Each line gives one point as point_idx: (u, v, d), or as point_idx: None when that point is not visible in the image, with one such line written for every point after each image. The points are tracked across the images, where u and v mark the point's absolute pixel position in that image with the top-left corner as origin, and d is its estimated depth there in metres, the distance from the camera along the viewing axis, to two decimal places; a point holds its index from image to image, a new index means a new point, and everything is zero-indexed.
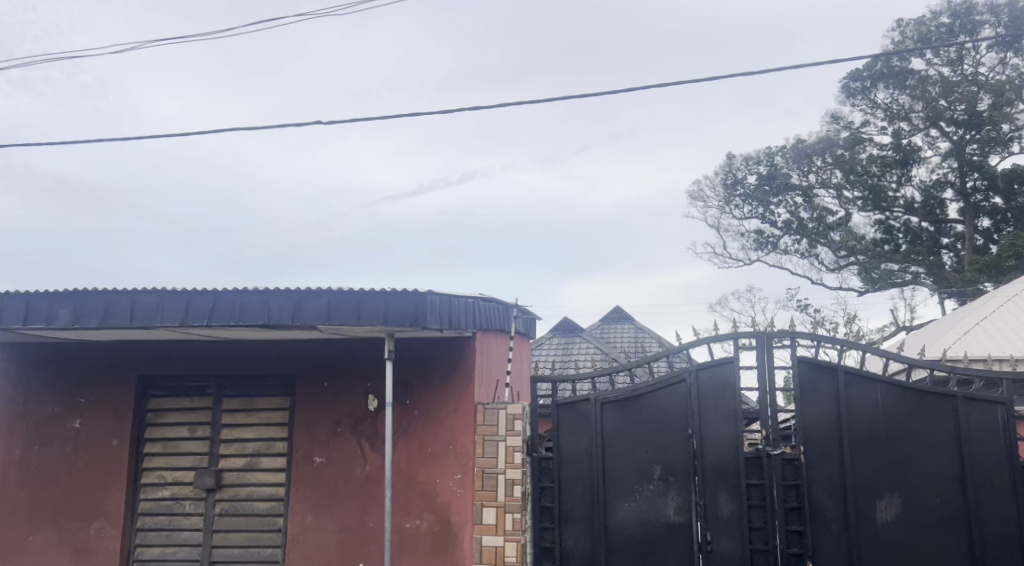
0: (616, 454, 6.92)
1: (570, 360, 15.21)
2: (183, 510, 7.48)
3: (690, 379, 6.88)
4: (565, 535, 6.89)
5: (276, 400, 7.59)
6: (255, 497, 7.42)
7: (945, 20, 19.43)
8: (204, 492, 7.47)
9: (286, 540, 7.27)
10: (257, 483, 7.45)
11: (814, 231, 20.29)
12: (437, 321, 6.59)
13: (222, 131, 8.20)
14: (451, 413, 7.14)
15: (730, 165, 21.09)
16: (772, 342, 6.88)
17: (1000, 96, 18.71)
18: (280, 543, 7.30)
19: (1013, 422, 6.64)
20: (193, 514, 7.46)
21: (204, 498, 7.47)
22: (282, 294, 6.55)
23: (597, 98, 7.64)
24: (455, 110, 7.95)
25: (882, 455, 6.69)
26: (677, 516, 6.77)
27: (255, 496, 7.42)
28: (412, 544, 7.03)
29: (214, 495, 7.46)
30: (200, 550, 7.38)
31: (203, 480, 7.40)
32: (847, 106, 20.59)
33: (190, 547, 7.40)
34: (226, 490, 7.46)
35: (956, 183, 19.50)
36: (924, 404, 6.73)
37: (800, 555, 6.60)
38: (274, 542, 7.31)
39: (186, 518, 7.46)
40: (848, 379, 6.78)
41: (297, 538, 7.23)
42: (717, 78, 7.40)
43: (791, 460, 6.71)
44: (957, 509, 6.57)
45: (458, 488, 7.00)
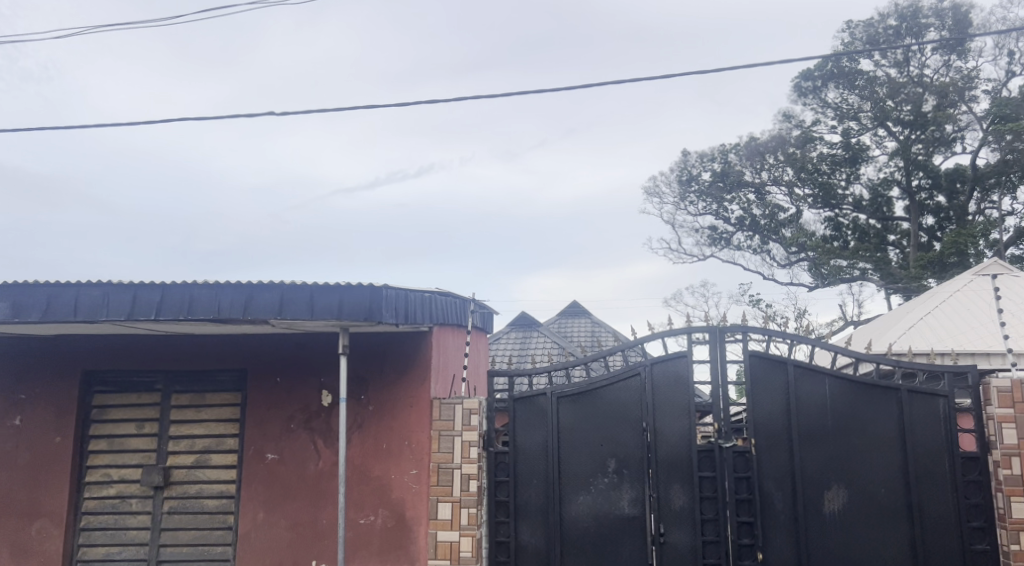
0: (571, 447, 7.02)
1: (527, 354, 15.32)
2: (130, 508, 7.43)
3: (644, 372, 7.00)
4: (519, 529, 6.96)
5: (227, 395, 7.57)
6: (204, 495, 7.39)
7: (893, 21, 19.83)
8: (151, 490, 7.43)
9: (237, 537, 7.28)
10: (206, 480, 7.42)
11: (766, 227, 20.57)
12: (392, 315, 6.60)
13: (172, 120, 8.12)
14: (406, 407, 7.19)
15: (685, 161, 21.26)
16: (724, 337, 7.02)
17: (944, 98, 19.30)
18: (230, 540, 7.30)
19: (954, 414, 6.82)
20: (140, 512, 7.42)
21: (152, 496, 7.43)
22: (233, 288, 6.54)
23: (552, 93, 7.70)
24: (410, 103, 7.96)
25: (830, 446, 6.86)
26: (632, 509, 6.89)
27: (204, 493, 7.39)
28: (366, 540, 7.08)
29: (162, 493, 7.43)
30: (147, 549, 7.35)
31: (151, 477, 7.36)
32: (799, 104, 20.95)
33: (138, 546, 7.37)
34: (175, 488, 7.43)
35: (903, 182, 19.99)
36: (870, 396, 6.89)
37: (749, 546, 6.76)
38: (225, 540, 7.30)
39: (133, 516, 7.42)
40: (797, 373, 6.95)
41: (247, 535, 7.24)
42: (669, 76, 7.51)
43: (741, 452, 6.88)
44: (901, 499, 6.77)
45: (413, 483, 7.06)
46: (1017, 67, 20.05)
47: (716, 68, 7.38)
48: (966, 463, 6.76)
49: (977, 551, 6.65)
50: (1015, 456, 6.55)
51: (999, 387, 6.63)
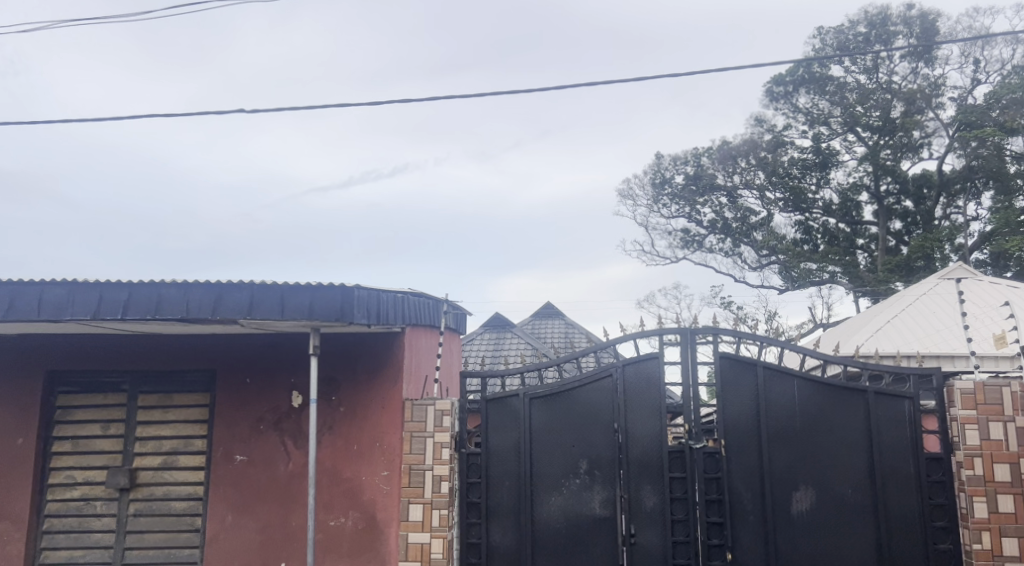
0: (543, 448, 7.06)
1: (499, 355, 15.37)
2: (94, 510, 7.39)
3: (616, 374, 7.06)
4: (491, 531, 7.00)
5: (196, 396, 7.54)
6: (171, 497, 7.36)
7: (863, 28, 20.08)
8: (117, 492, 7.39)
9: (204, 539, 7.25)
10: (173, 481, 7.39)
11: (737, 231, 20.73)
12: (363, 316, 6.61)
13: (141, 116, 8.07)
14: (378, 409, 7.20)
15: (659, 164, 21.34)
16: (695, 338, 7.09)
17: (912, 105, 19.61)
18: (197, 543, 7.27)
19: (919, 416, 6.93)
20: (105, 514, 7.38)
21: (117, 497, 7.39)
22: (203, 287, 6.52)
23: (527, 94, 7.74)
24: (383, 103, 7.97)
25: (798, 448, 6.95)
26: (603, 510, 6.94)
27: (171, 495, 7.36)
28: (337, 541, 7.09)
29: (128, 495, 7.39)
30: (112, 552, 7.31)
31: (116, 479, 7.32)
32: (770, 109, 21.15)
33: (102, 549, 7.33)
34: (141, 490, 7.40)
35: (871, 186, 20.24)
36: (839, 399, 6.99)
37: (719, 546, 6.83)
38: (192, 542, 7.27)
39: (98, 518, 7.38)
40: (766, 374, 7.03)
41: (215, 538, 7.21)
42: (641, 78, 7.59)
43: (712, 453, 6.96)
44: (868, 500, 6.86)
45: (384, 485, 7.08)
46: (982, 75, 20.41)
47: (686, 72, 7.47)
48: (930, 463, 6.87)
49: (941, 550, 6.76)
50: (977, 457, 6.65)
51: (962, 389, 6.74)
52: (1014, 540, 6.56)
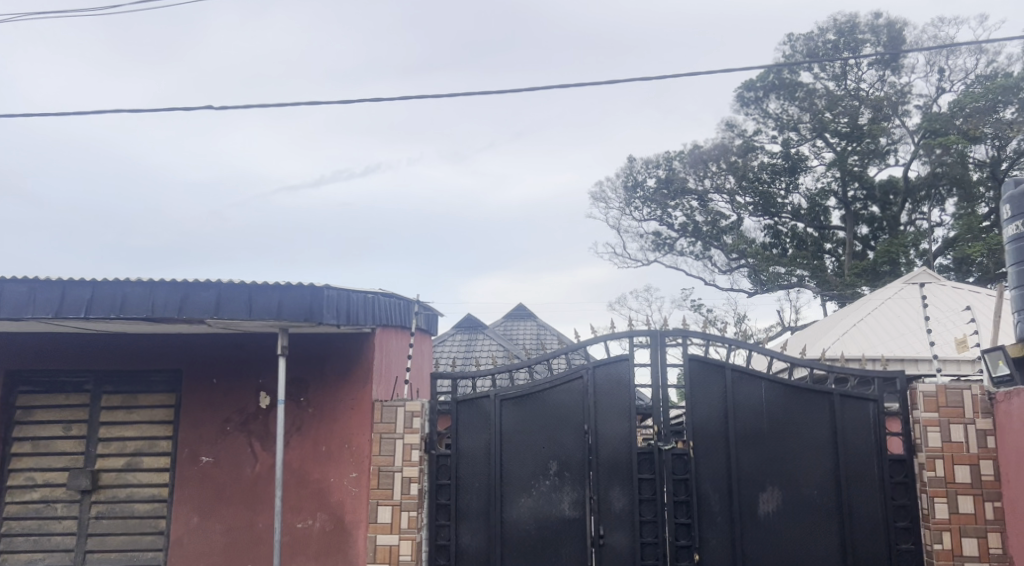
0: (514, 450, 7.09)
1: (471, 356, 15.40)
2: (54, 513, 7.33)
3: (587, 375, 7.11)
4: (460, 532, 7.01)
5: (161, 396, 7.49)
6: (135, 499, 7.31)
7: (831, 36, 20.31)
8: (78, 494, 7.32)
9: (168, 542, 7.21)
10: (136, 483, 7.34)
11: (708, 234, 20.87)
12: (333, 316, 6.61)
13: (107, 111, 8.00)
14: (347, 411, 7.21)
15: (631, 168, 21.44)
16: (665, 340, 7.15)
17: (879, 112, 19.92)
18: (161, 545, 7.22)
19: (883, 418, 7.02)
20: (66, 517, 7.31)
21: (78, 500, 7.32)
22: (169, 285, 6.48)
23: (498, 95, 7.77)
24: (354, 101, 7.96)
25: (765, 450, 7.03)
26: (572, 511, 6.98)
27: (134, 497, 7.31)
28: (305, 543, 7.09)
29: (89, 497, 7.32)
30: (73, 555, 7.26)
31: (78, 481, 7.26)
32: (741, 114, 21.36)
33: (63, 552, 7.27)
34: (103, 492, 7.34)
35: (839, 192, 20.49)
36: (805, 401, 7.08)
37: (687, 547, 6.89)
38: (155, 545, 7.23)
39: (58, 521, 7.31)
40: (734, 377, 7.11)
41: (180, 540, 7.17)
42: (612, 81, 7.63)
43: (680, 454, 7.01)
44: (833, 502, 6.95)
45: (352, 486, 7.09)
46: (947, 84, 20.73)
47: (655, 75, 7.53)
48: (893, 465, 6.96)
49: (903, 550, 6.85)
50: (938, 458, 6.76)
51: (925, 392, 6.85)
52: (975, 541, 6.66)
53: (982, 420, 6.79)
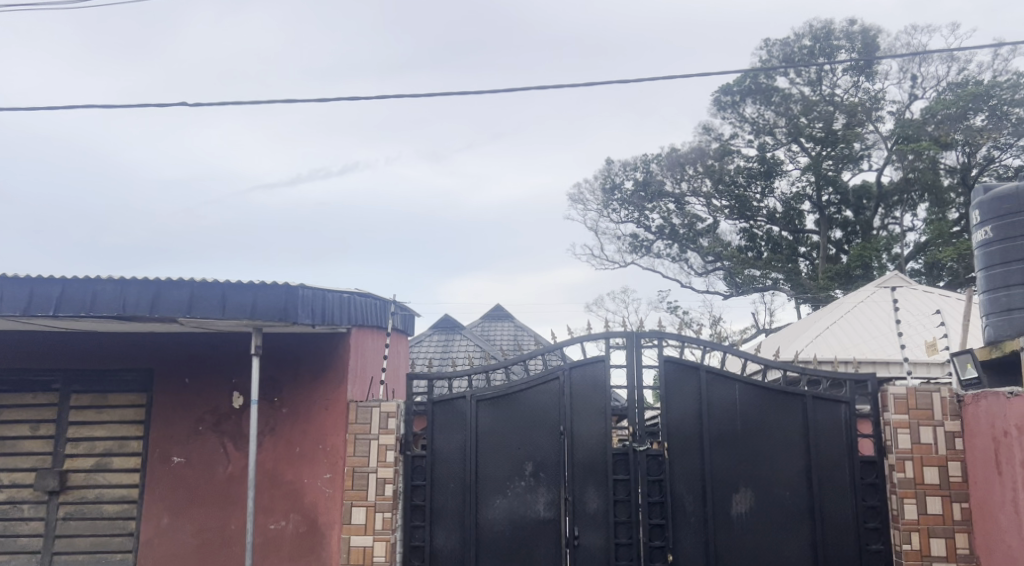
0: (489, 450, 7.11)
1: (447, 356, 15.42)
2: (22, 514, 7.28)
3: (563, 376, 7.13)
4: (434, 533, 7.01)
5: (132, 396, 7.43)
6: (104, 500, 7.26)
7: (807, 42, 20.51)
8: (46, 495, 7.27)
9: (138, 543, 7.16)
10: (105, 484, 7.29)
11: (685, 236, 21.02)
12: (307, 316, 6.59)
13: (80, 107, 7.94)
14: (321, 411, 7.20)
15: (609, 170, 21.52)
16: (641, 342, 7.19)
17: (853, 118, 20.09)
18: (131, 547, 7.17)
19: (855, 420, 7.10)
20: (33, 518, 7.26)
21: (46, 500, 7.27)
22: (141, 283, 6.44)
23: (475, 95, 7.79)
24: (330, 100, 7.95)
25: (738, 452, 7.08)
26: (547, 512, 7.01)
27: (103, 498, 7.26)
28: (278, 544, 7.08)
29: (57, 498, 7.27)
30: (40, 556, 7.21)
31: (45, 482, 7.21)
32: (718, 118, 21.54)
33: (29, 553, 7.22)
34: (71, 493, 7.28)
35: (814, 196, 20.65)
36: (778, 403, 7.14)
37: (660, 548, 6.93)
38: (125, 547, 7.18)
39: (25, 523, 7.26)
40: (709, 379, 7.16)
41: (150, 541, 7.14)
42: (590, 84, 7.68)
43: (655, 455, 7.06)
44: (804, 503, 7.01)
45: (326, 487, 7.08)
46: (919, 91, 20.98)
47: (631, 78, 7.60)
48: (864, 466, 7.04)
49: (873, 551, 6.92)
50: (908, 460, 6.85)
51: (895, 394, 6.94)
52: (942, 541, 6.74)
53: (951, 422, 6.88)
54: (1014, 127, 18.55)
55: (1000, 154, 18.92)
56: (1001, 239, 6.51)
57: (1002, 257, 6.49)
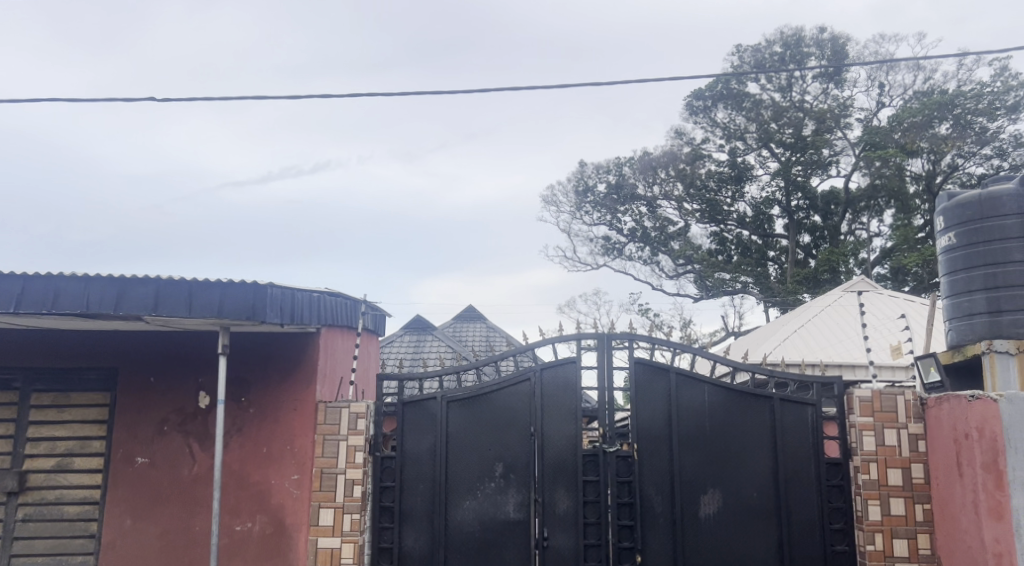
0: (459, 452, 7.11)
1: (419, 357, 15.41)
2: None
3: (534, 378, 7.15)
4: (403, 534, 7.00)
5: (94, 395, 7.37)
6: (65, 501, 7.19)
7: (778, 48, 20.68)
8: (5, 496, 7.19)
9: (99, 545, 7.09)
10: (67, 485, 7.21)
11: (657, 240, 21.13)
12: (276, 315, 6.56)
13: (46, 101, 7.86)
14: (290, 412, 7.17)
15: (582, 172, 21.59)
16: (612, 343, 7.23)
17: (822, 124, 20.42)
18: (92, 550, 7.10)
19: (821, 422, 7.17)
20: None
21: (5, 501, 7.20)
22: (105, 281, 6.38)
23: (448, 95, 7.79)
24: (301, 97, 7.92)
25: (707, 453, 7.13)
26: (517, 513, 7.02)
27: (64, 499, 7.19)
28: (243, 546, 7.04)
29: (17, 499, 7.20)
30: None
31: (4, 483, 7.14)
32: (690, 122, 21.70)
33: None
34: (31, 494, 7.20)
35: (783, 201, 20.84)
36: (746, 405, 7.19)
37: (629, 549, 6.96)
38: (86, 549, 7.11)
39: None
40: (678, 380, 7.21)
41: (112, 543, 7.07)
42: (563, 86, 7.71)
43: (625, 457, 7.09)
44: (771, 504, 7.07)
45: (294, 488, 7.05)
46: (886, 99, 21.22)
47: (603, 81, 7.65)
48: (830, 468, 7.11)
49: (838, 551, 6.99)
50: (873, 462, 6.93)
51: (861, 397, 7.02)
52: (905, 541, 6.83)
53: (915, 425, 6.97)
54: (977, 137, 19.01)
55: (964, 162, 19.31)
56: (963, 245, 6.60)
57: (964, 263, 6.59)
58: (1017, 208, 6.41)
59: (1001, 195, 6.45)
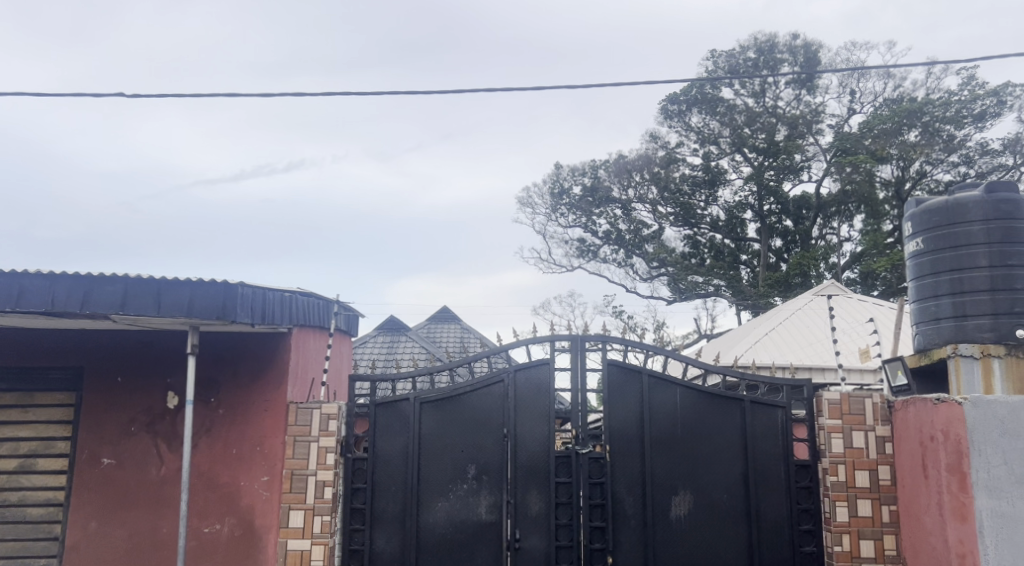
0: (432, 453, 7.11)
1: (392, 358, 15.39)
2: None
3: (507, 379, 7.16)
4: (374, 536, 6.98)
5: (59, 395, 7.29)
6: (28, 502, 7.12)
7: (752, 54, 20.86)
8: None
9: (63, 548, 7.03)
10: (30, 486, 7.15)
11: (631, 242, 21.18)
12: (246, 314, 6.54)
13: (14, 95, 7.78)
14: (260, 412, 7.14)
15: (557, 174, 21.66)
16: (585, 345, 7.24)
17: (794, 129, 20.75)
18: (55, 552, 7.04)
19: (791, 424, 7.22)
20: None
21: None
22: (71, 279, 6.32)
23: (423, 96, 7.79)
24: (274, 95, 7.88)
25: (678, 455, 7.17)
26: (488, 515, 7.02)
27: (28, 501, 7.12)
28: (211, 549, 7.00)
29: None
30: None
31: None
32: (664, 126, 21.83)
33: None
34: None
35: (755, 206, 21.03)
36: (718, 407, 7.24)
37: (601, 550, 6.99)
38: (50, 551, 7.04)
39: None
40: (651, 382, 7.25)
41: (76, 545, 7.00)
42: (538, 89, 7.73)
43: (597, 458, 7.11)
44: (741, 505, 7.12)
45: (263, 490, 7.02)
46: (857, 106, 21.45)
47: (577, 85, 7.68)
48: (799, 470, 7.17)
49: (806, 552, 7.05)
50: (841, 464, 7.00)
51: (830, 400, 7.08)
52: (871, 543, 6.92)
53: (882, 427, 7.05)
54: (945, 144, 19.25)
55: (932, 169, 19.56)
56: (931, 250, 6.68)
57: (931, 268, 6.67)
58: (983, 215, 6.49)
59: (967, 202, 6.55)
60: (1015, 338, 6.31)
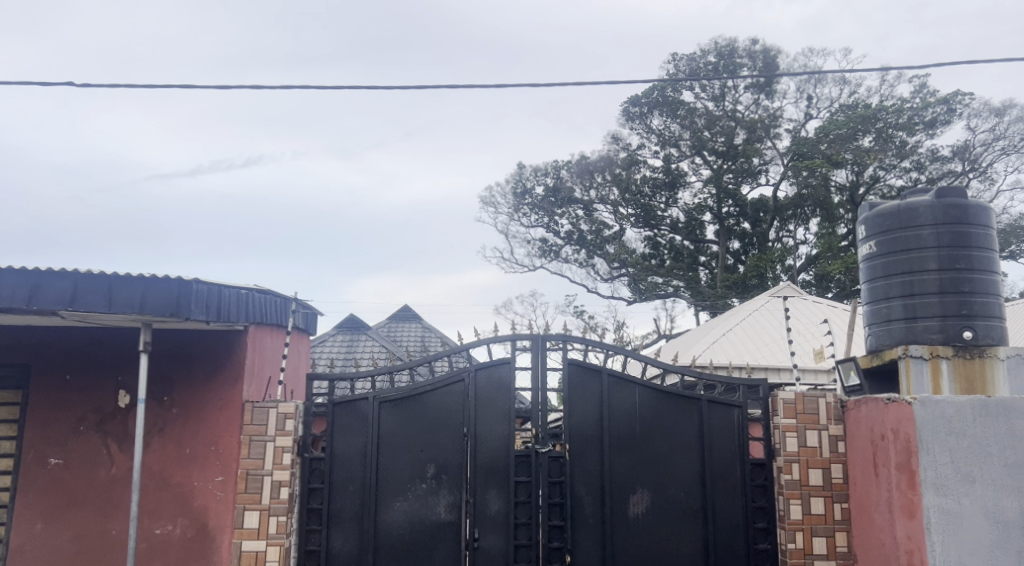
0: (391, 452, 7.08)
1: (351, 357, 15.30)
2: None
3: (468, 379, 7.16)
4: (331, 536, 6.94)
5: (6, 394, 7.18)
6: None
7: (712, 58, 21.06)
8: None
9: (8, 551, 6.91)
10: None
11: (592, 243, 21.29)
12: (200, 311, 6.47)
13: None
14: (216, 411, 7.07)
15: (520, 174, 21.71)
16: (546, 345, 7.27)
17: (752, 133, 21.08)
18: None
19: (747, 423, 7.30)
20: None
21: None
22: (18, 274, 6.19)
23: (386, 91, 7.72)
24: (232, 88, 7.78)
25: (636, 453, 7.22)
26: (447, 514, 7.02)
27: None
28: (162, 550, 6.92)
29: None
30: None
31: None
32: (626, 128, 21.99)
33: None
34: None
35: (714, 208, 21.24)
36: (676, 406, 7.29)
37: (559, 549, 7.01)
38: None
39: None
40: (610, 381, 7.28)
41: (21, 548, 6.89)
42: (502, 86, 7.69)
43: (556, 457, 7.14)
44: (698, 503, 7.18)
45: (218, 490, 6.96)
46: (814, 111, 21.75)
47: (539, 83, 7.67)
48: (754, 468, 7.26)
49: (760, 550, 7.13)
50: (795, 462, 7.10)
51: (785, 399, 7.18)
52: (824, 540, 7.02)
53: (835, 426, 7.16)
54: (898, 150, 19.62)
55: (884, 175, 19.86)
56: (883, 253, 6.80)
57: (884, 270, 6.78)
58: (933, 219, 6.62)
59: (918, 206, 6.66)
60: (962, 340, 6.46)
